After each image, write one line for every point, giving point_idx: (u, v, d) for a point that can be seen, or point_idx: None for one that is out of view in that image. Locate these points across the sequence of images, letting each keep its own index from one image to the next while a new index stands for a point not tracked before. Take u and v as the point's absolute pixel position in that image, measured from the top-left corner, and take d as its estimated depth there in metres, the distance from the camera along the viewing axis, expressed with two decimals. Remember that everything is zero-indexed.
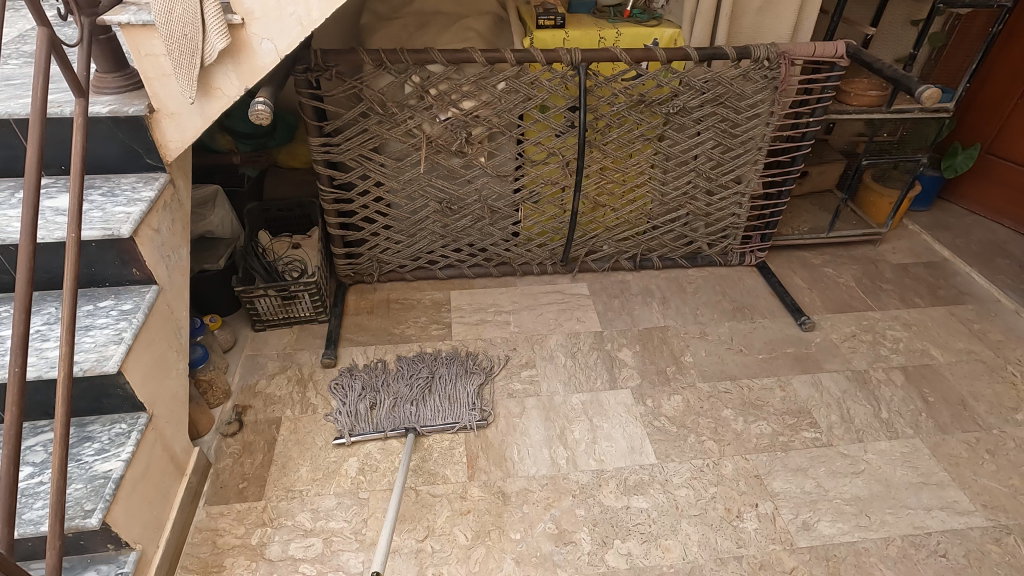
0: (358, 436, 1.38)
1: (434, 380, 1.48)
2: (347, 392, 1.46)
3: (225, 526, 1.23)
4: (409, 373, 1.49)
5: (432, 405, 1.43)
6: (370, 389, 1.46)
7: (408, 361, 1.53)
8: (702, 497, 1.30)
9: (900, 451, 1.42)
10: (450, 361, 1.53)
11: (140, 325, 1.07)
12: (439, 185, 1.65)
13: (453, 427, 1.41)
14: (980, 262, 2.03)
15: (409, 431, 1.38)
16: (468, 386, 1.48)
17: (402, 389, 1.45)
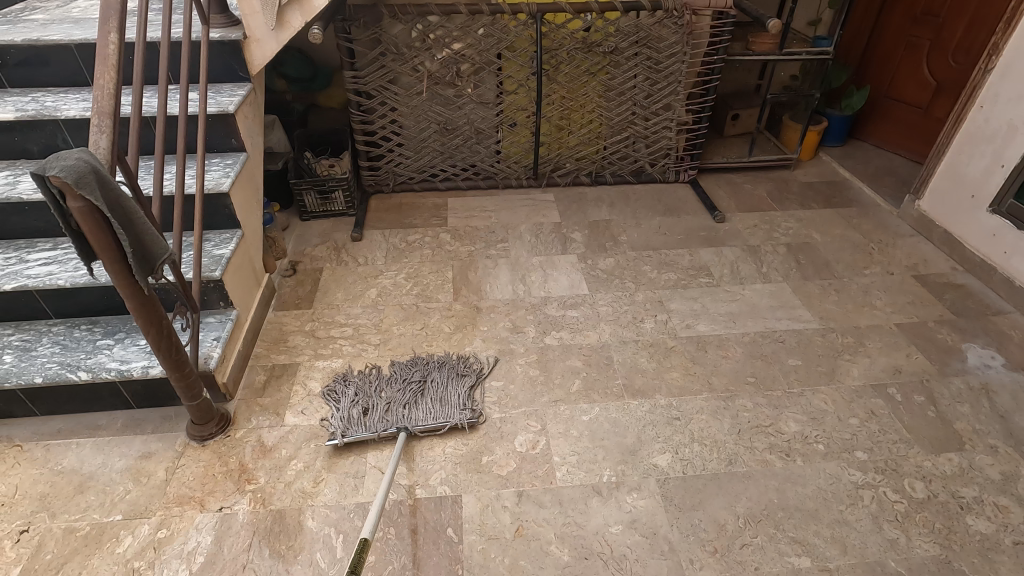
0: (351, 440, 1.41)
1: (426, 386, 1.54)
2: (341, 399, 1.51)
3: (288, 320, 1.81)
4: (402, 381, 1.55)
5: (424, 406, 1.48)
6: (363, 397, 1.51)
7: (401, 366, 1.60)
8: (618, 309, 1.85)
9: (770, 288, 1.95)
10: (442, 364, 1.60)
11: (239, 171, 1.67)
12: (438, 110, 2.24)
13: (445, 426, 1.44)
14: (872, 179, 2.53)
15: (401, 430, 1.42)
16: (460, 387, 1.54)
17: (393, 398, 1.50)
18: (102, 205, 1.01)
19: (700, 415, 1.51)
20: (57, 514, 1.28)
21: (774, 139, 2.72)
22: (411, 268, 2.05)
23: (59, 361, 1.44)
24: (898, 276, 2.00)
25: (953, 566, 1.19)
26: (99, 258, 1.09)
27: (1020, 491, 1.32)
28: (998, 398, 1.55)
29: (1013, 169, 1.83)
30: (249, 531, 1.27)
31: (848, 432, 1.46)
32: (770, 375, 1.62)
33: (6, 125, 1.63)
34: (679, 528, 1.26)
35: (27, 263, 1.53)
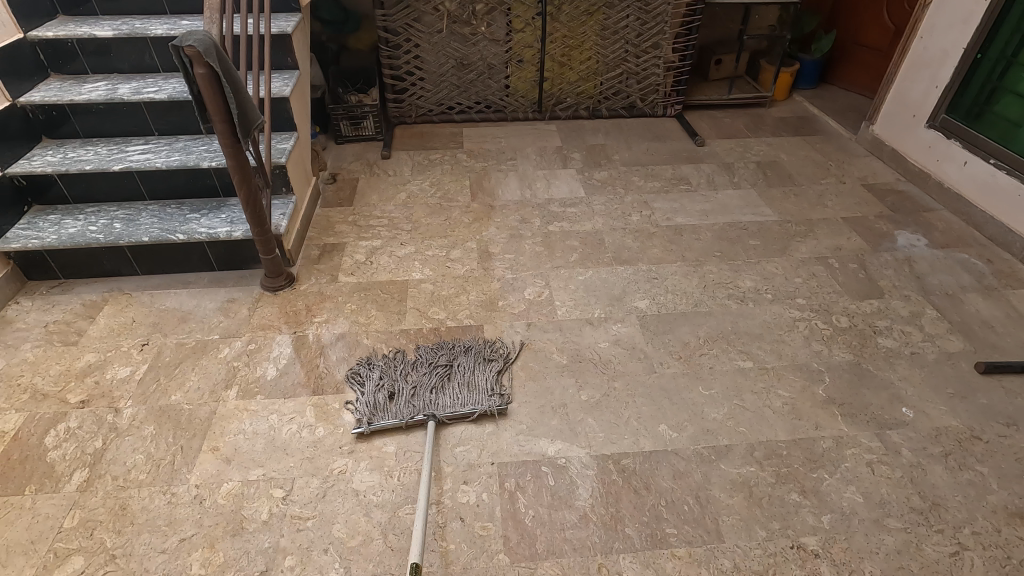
0: (377, 427, 1.37)
1: (452, 374, 1.49)
2: (366, 381, 1.47)
3: (333, 213, 2.17)
4: (427, 365, 1.51)
5: (451, 392, 1.44)
6: (389, 383, 1.46)
7: (427, 349, 1.56)
8: (609, 208, 2.20)
9: (739, 193, 2.29)
10: (468, 349, 1.56)
11: (294, 84, 2.01)
12: (456, 46, 2.58)
13: (474, 413, 1.40)
14: (837, 114, 2.87)
15: (428, 418, 1.38)
16: (486, 372, 1.50)
17: (419, 387, 1.45)
18: (223, 73, 1.37)
19: (674, 275, 1.86)
20: (169, 334, 1.65)
21: (752, 82, 3.05)
22: (435, 178, 2.40)
23: (160, 227, 1.80)
24: (849, 184, 2.34)
25: (863, 366, 1.55)
26: (212, 120, 1.45)
27: (922, 322, 1.68)
28: (918, 266, 1.90)
29: (944, 88, 2.17)
30: (318, 346, 1.62)
31: (792, 286, 1.81)
32: (733, 250, 1.97)
33: (105, 43, 1.97)
34: (654, 344, 1.62)
35: (128, 153, 1.89)
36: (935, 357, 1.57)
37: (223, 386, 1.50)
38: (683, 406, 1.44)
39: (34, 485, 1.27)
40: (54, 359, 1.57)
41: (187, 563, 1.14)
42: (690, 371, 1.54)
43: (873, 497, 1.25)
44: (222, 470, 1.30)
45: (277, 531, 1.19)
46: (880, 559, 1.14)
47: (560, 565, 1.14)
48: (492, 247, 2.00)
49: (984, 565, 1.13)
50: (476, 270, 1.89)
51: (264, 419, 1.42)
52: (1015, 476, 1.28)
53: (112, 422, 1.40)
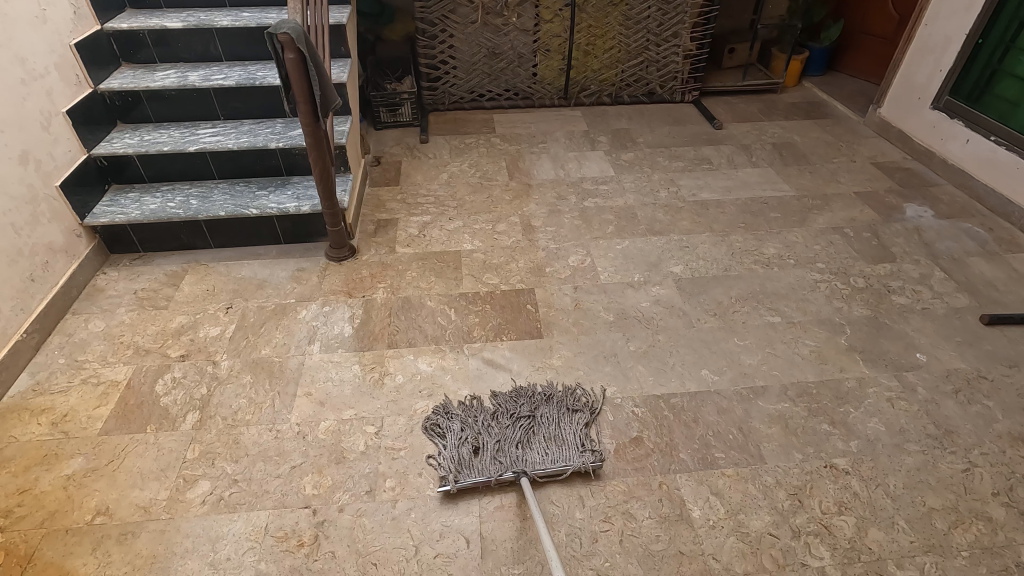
0: (466, 484, 1.26)
1: (537, 427, 1.38)
2: (449, 432, 1.38)
3: (383, 193, 2.33)
4: (509, 418, 1.41)
5: (538, 447, 1.34)
6: (473, 435, 1.37)
7: (506, 398, 1.46)
8: (639, 185, 2.36)
9: (759, 171, 2.46)
10: (550, 398, 1.46)
11: (348, 71, 2.16)
12: (487, 36, 2.75)
13: (567, 469, 1.30)
14: (845, 98, 3.04)
15: (520, 474, 1.27)
16: (572, 425, 1.39)
17: (504, 443, 1.34)
18: (309, 56, 1.53)
19: (704, 243, 2.04)
20: (249, 299, 1.81)
21: (764, 70, 3.21)
22: (472, 160, 2.56)
23: (234, 203, 1.96)
24: (860, 162, 2.52)
25: (880, 320, 1.72)
26: (296, 100, 1.60)
27: (932, 282, 1.86)
28: (926, 234, 2.07)
29: (948, 72, 2.34)
30: (386, 308, 1.79)
31: (812, 253, 1.99)
32: (756, 221, 2.15)
33: (174, 34, 2.11)
34: (690, 303, 1.79)
35: (199, 135, 2.04)
36: (944, 312, 1.75)
37: (306, 342, 1.66)
38: (721, 354, 1.62)
39: (153, 424, 1.43)
40: (149, 321, 1.73)
41: (301, 485, 1.30)
42: (725, 325, 1.71)
43: (895, 426, 1.42)
44: (318, 411, 1.47)
45: (375, 460, 1.36)
46: (903, 475, 1.31)
47: (625, 484, 1.31)
48: (534, 221, 2.16)
49: (992, 478, 1.30)
50: (521, 242, 2.05)
51: (348, 368, 1.58)
52: (1018, 408, 1.45)
53: (213, 372, 1.57)
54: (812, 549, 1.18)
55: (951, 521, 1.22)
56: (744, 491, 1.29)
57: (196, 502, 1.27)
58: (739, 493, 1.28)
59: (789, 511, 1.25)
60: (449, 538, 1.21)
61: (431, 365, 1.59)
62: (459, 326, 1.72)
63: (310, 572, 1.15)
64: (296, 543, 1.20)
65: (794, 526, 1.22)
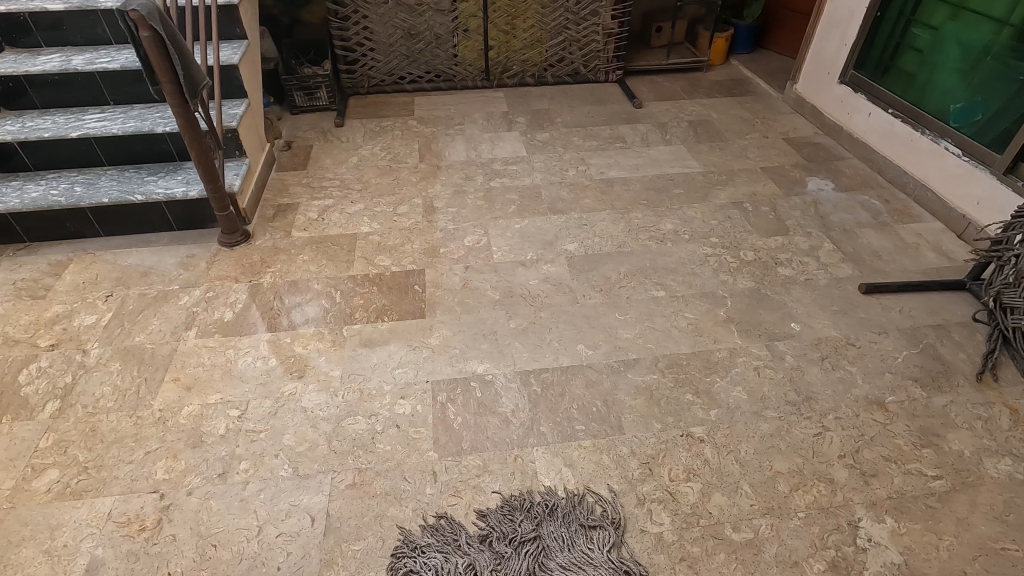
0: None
1: (555, 552, 1.13)
2: (438, 556, 1.13)
3: (288, 176, 2.30)
4: (508, 544, 1.15)
5: (562, 562, 1.12)
6: (471, 560, 1.12)
7: (497, 515, 1.20)
8: (549, 165, 2.35)
9: (670, 149, 2.47)
10: (554, 510, 1.20)
11: (244, 53, 2.12)
12: (402, 17, 2.70)
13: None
14: (767, 75, 3.05)
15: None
16: (603, 545, 1.14)
17: (516, 571, 1.10)
18: (166, 34, 1.48)
19: (603, 221, 2.04)
20: (132, 286, 1.78)
21: (691, 48, 3.20)
22: (385, 143, 2.53)
23: (120, 189, 1.92)
24: (771, 138, 2.53)
25: (763, 291, 1.74)
26: (160, 80, 1.57)
27: (819, 254, 1.88)
28: (823, 207, 2.10)
29: (852, 46, 2.36)
30: (271, 292, 1.77)
31: (707, 228, 2.00)
32: (659, 198, 2.15)
33: (57, 17, 2.06)
34: (579, 280, 1.80)
35: (85, 120, 1.99)
36: (826, 282, 1.77)
37: (183, 328, 1.64)
38: (600, 329, 1.62)
39: (10, 414, 1.41)
40: (23, 310, 1.69)
41: (152, 470, 1.29)
42: (609, 301, 1.72)
43: (756, 394, 1.44)
44: (183, 397, 1.45)
45: (233, 443, 1.34)
46: (755, 441, 1.33)
47: (482, 458, 1.31)
48: (436, 203, 2.14)
49: (841, 441, 1.33)
50: (421, 224, 2.03)
51: (222, 353, 1.56)
52: (879, 373, 1.48)
53: (81, 360, 1.54)
54: (652, 516, 1.20)
55: (792, 484, 1.25)
56: (597, 462, 1.30)
57: (41, 490, 1.25)
58: (591, 463, 1.29)
59: (637, 479, 1.26)
60: (295, 517, 1.21)
61: (306, 348, 1.58)
62: (342, 308, 1.70)
63: (146, 555, 1.15)
64: (138, 528, 1.19)
65: (639, 495, 1.23)
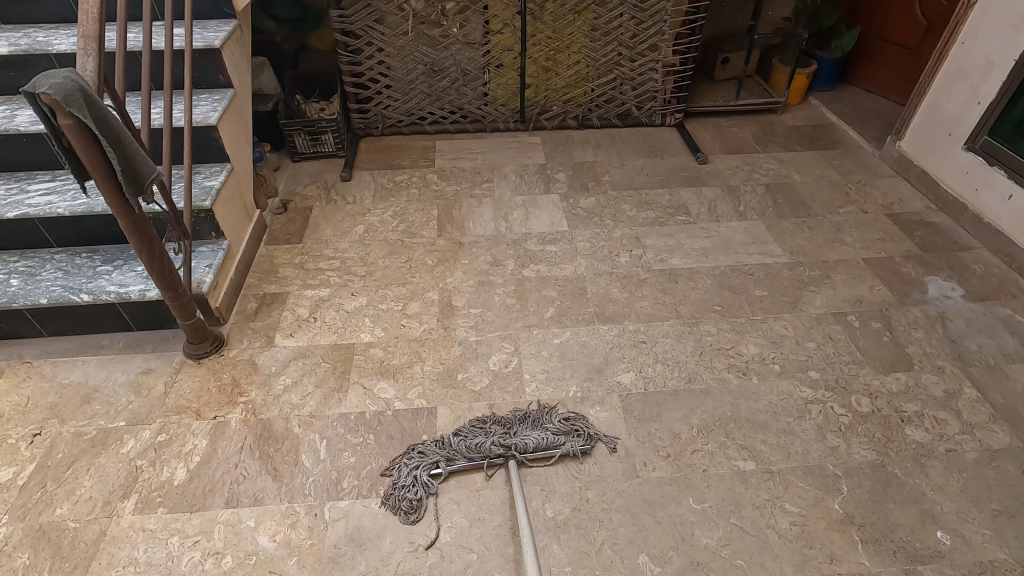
0: (455, 468, 1.28)
1: (516, 424, 1.34)
2: (417, 445, 1.32)
3: (278, 253, 1.90)
4: (480, 430, 1.33)
5: (523, 430, 1.33)
6: (446, 438, 1.32)
7: (476, 422, 1.35)
8: (596, 245, 1.92)
9: (744, 226, 2.00)
10: (526, 417, 1.36)
11: (225, 107, 1.72)
12: (424, 50, 2.26)
13: (557, 453, 1.30)
14: (858, 122, 2.54)
15: (508, 457, 1.28)
16: (555, 417, 1.36)
17: (485, 440, 1.29)
18: (89, 121, 1.07)
19: (665, 339, 1.59)
20: (66, 421, 1.40)
21: (764, 83, 2.70)
22: (398, 207, 2.10)
23: (62, 285, 1.54)
24: (872, 213, 2.04)
25: (888, 469, 1.29)
26: (90, 175, 1.17)
27: (959, 406, 1.41)
28: (952, 325, 1.62)
29: (989, 105, 1.84)
30: (241, 435, 1.38)
31: (803, 355, 1.54)
32: (736, 303, 1.70)
33: (3, 62, 1.69)
34: (637, 436, 1.36)
35: (28, 194, 1.62)
36: (976, 457, 1.30)
37: (119, 495, 1.26)
38: (669, 527, 1.19)
39: None
40: None
41: None
42: (679, 477, 1.28)
43: None
44: None
45: None
46: None
47: None
48: (455, 298, 1.72)
49: None
50: (435, 330, 1.62)
51: (163, 541, 1.18)
52: None
53: None
54: None
55: None
56: None
57: None
58: None
59: None
60: None
61: (274, 540, 1.18)
62: (326, 470, 1.30)
63: None
64: None
65: None
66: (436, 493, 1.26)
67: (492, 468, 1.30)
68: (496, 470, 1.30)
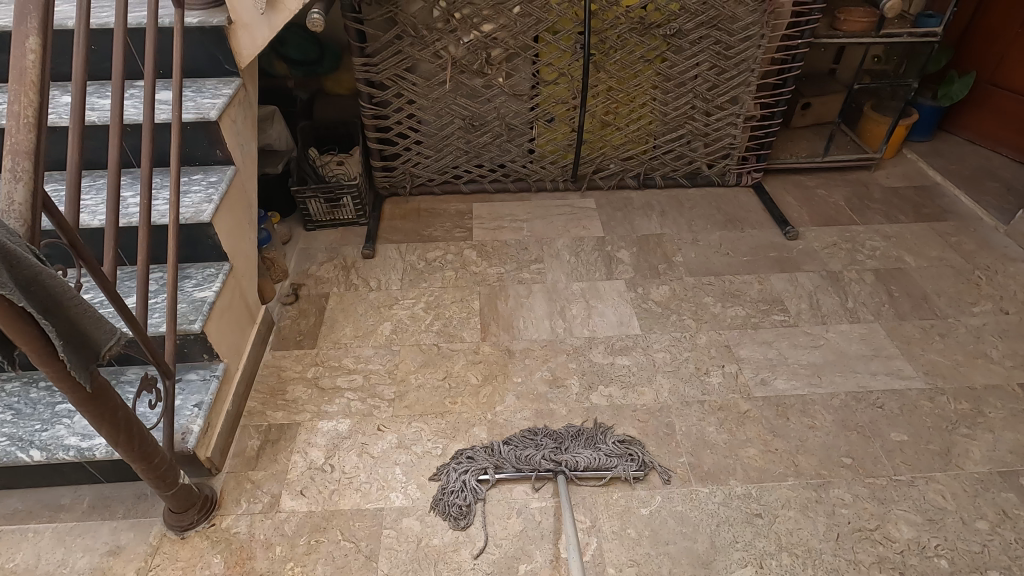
0: (503, 476, 1.27)
1: (568, 440, 1.32)
2: (466, 450, 1.32)
3: (287, 364, 1.54)
4: (531, 441, 1.33)
5: (575, 447, 1.31)
6: (496, 446, 1.32)
7: (527, 432, 1.35)
8: (677, 358, 1.55)
9: (859, 331, 1.62)
10: (578, 433, 1.34)
11: (224, 191, 1.37)
12: (463, 103, 1.90)
13: (608, 474, 1.27)
14: (970, 185, 2.15)
15: (558, 473, 1.26)
16: (609, 438, 1.33)
17: (535, 453, 1.29)
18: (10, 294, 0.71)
19: (787, 512, 1.22)
20: None
21: (852, 134, 2.32)
22: (431, 296, 1.75)
23: (8, 435, 1.19)
24: (1014, 315, 1.66)
25: None
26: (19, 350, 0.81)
27: None
28: None
29: None
30: None
31: (975, 542, 1.17)
32: (870, 454, 1.32)
33: None
34: None
35: None
36: None
37: None
38: None
39: None
40: None
41: None
42: None
43: None
44: None
45: None
46: None
47: None
48: (509, 439, 1.36)
49: None
50: (487, 491, 1.26)
51: None
52: None
53: None
54: None
55: None
56: None
57: None
58: None
59: None
60: None
61: None
62: None
63: None
64: None
65: None
66: (483, 501, 1.25)
67: (540, 481, 1.28)
68: (544, 484, 1.27)
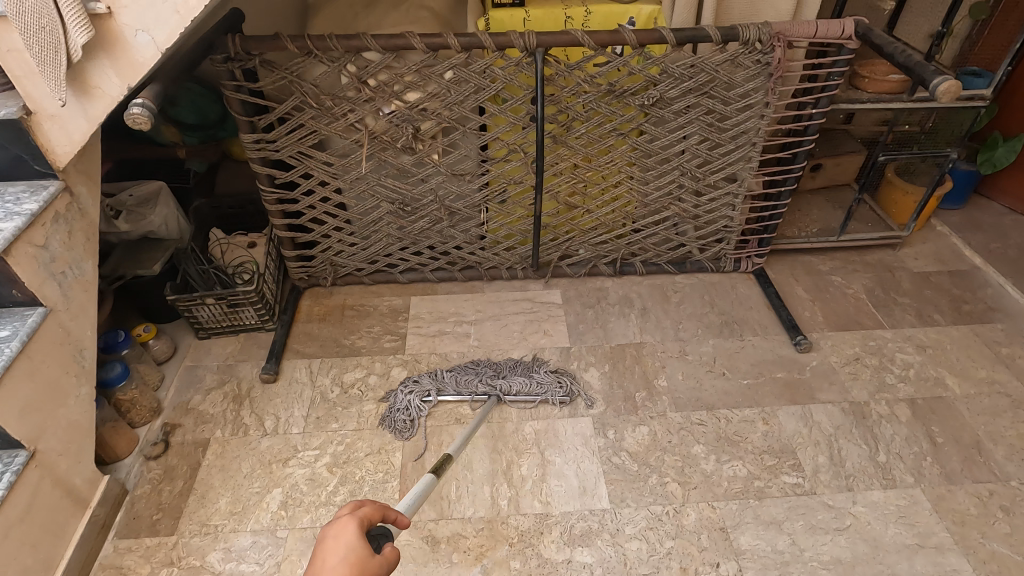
0: (445, 398, 1.43)
1: (505, 369, 1.48)
2: (414, 376, 1.48)
3: (130, 564, 1.14)
4: (472, 369, 1.48)
5: (510, 375, 1.46)
6: (439, 373, 1.47)
7: (470, 363, 1.51)
8: (655, 551, 1.16)
9: (896, 504, 1.23)
10: (516, 363, 1.50)
11: (15, 353, 0.97)
12: (390, 185, 1.51)
13: (538, 399, 1.42)
14: (1019, 275, 1.76)
15: (491, 396, 1.42)
16: (542, 369, 1.48)
17: (474, 379, 1.44)
18: None
19: None
20: None
21: (872, 203, 1.93)
22: (342, 441, 1.36)
23: None
24: None
25: None
26: None
27: None
28: None
29: None
30: None
31: None
32: None
33: None
34: None
35: None
36: None
37: None
38: None
39: None
40: None
41: None
42: None
43: None
44: None
45: None
46: None
47: None
48: None
49: None
50: None
51: None
52: None
53: None
54: None
55: None
56: None
57: None
58: None
59: None
60: None
61: None
62: None
63: None
64: None
65: None
66: (427, 416, 1.40)
67: (476, 404, 1.42)
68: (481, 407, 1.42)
